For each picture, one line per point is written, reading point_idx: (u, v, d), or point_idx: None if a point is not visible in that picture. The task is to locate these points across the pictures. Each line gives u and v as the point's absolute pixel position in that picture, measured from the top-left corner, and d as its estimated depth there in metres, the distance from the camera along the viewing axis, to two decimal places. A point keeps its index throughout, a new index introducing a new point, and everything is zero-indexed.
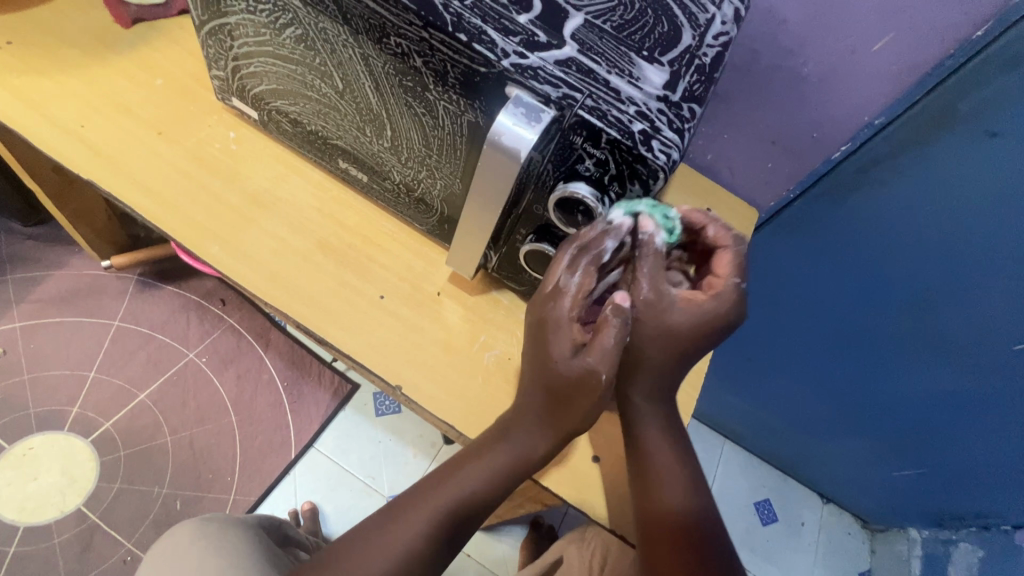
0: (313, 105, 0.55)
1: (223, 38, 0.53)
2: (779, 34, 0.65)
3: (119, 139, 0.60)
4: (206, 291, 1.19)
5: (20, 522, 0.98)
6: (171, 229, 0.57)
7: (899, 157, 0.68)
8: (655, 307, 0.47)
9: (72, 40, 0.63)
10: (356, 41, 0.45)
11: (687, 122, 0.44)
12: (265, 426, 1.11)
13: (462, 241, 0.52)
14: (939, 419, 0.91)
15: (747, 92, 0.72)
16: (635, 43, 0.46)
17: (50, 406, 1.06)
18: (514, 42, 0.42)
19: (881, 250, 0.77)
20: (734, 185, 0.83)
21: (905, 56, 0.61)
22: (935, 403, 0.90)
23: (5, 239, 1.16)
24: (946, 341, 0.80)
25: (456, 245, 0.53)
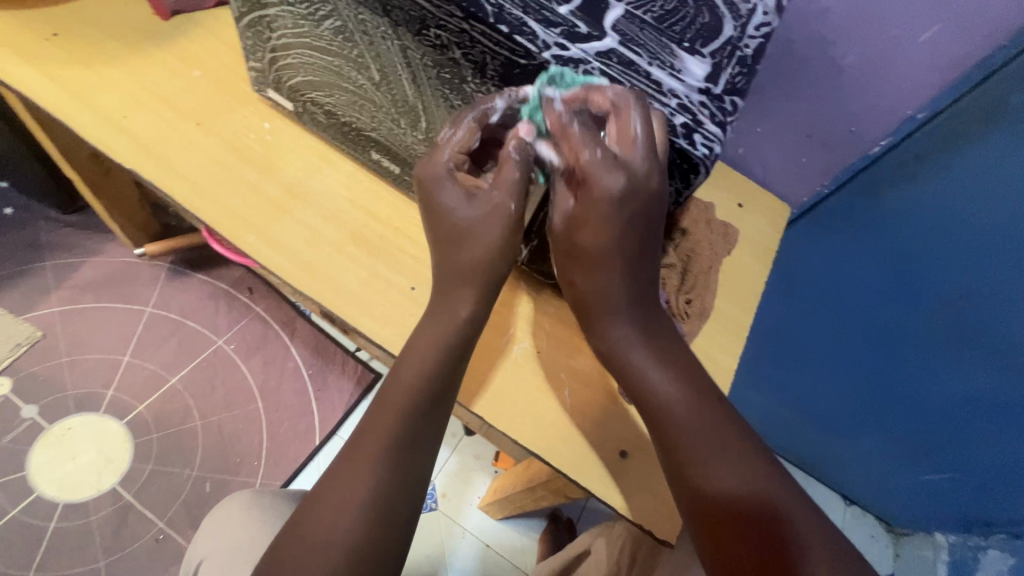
0: (348, 97, 0.55)
1: (262, 29, 0.54)
2: (819, 25, 0.63)
3: (158, 129, 0.61)
4: (235, 280, 1.22)
5: (59, 499, 1.01)
6: (210, 219, 0.58)
7: (941, 153, 0.66)
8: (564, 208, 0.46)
9: (114, 32, 0.64)
10: (395, 33, 0.45)
11: (731, 114, 0.43)
12: (291, 412, 1.13)
13: None
14: (972, 423, 0.89)
15: (783, 85, 0.70)
16: (676, 34, 0.45)
17: (86, 388, 1.09)
18: (555, 33, 0.42)
19: (917, 248, 0.75)
20: (765, 180, 0.82)
21: (952, 47, 0.59)
22: (970, 407, 0.87)
23: (44, 226, 1.20)
24: (982, 345, 0.78)
25: None
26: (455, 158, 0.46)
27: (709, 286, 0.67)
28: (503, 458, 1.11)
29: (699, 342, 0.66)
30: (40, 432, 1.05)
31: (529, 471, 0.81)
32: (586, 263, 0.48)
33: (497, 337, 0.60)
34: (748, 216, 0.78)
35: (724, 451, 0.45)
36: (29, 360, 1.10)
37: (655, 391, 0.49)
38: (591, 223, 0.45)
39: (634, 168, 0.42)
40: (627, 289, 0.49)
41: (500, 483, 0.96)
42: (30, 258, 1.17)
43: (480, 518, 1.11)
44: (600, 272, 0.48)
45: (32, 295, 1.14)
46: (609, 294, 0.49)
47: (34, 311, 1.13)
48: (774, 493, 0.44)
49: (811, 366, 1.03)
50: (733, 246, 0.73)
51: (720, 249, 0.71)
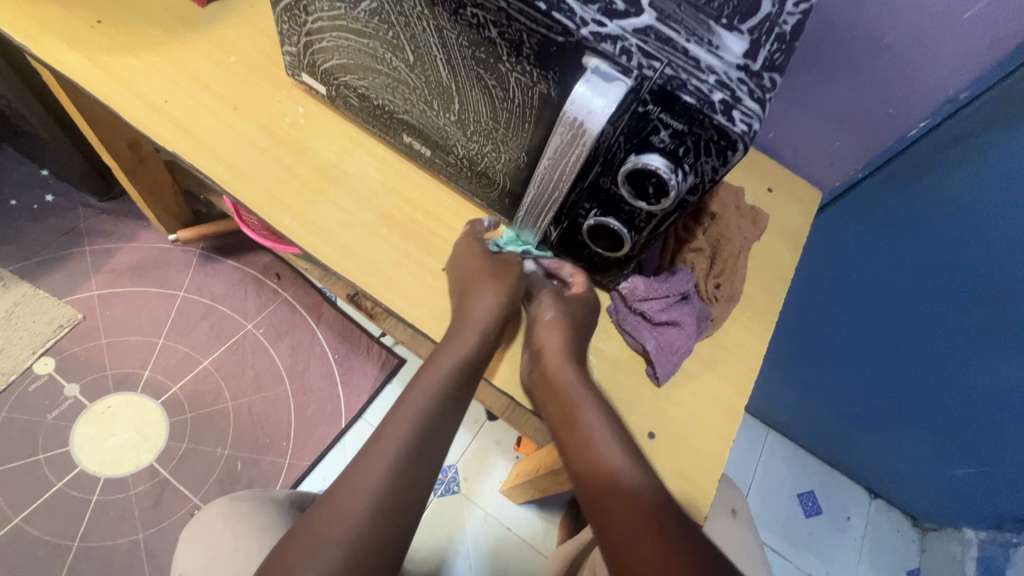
0: (382, 79, 0.56)
1: (298, 14, 0.55)
2: (857, 3, 0.62)
3: (197, 113, 0.62)
4: (263, 266, 1.25)
5: (99, 474, 1.06)
6: (247, 200, 0.60)
7: (984, 135, 0.64)
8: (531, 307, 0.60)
9: (154, 18, 0.66)
10: (431, 13, 0.46)
11: (769, 91, 0.43)
12: (318, 395, 1.16)
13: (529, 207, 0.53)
14: (1007, 416, 0.87)
15: (817, 66, 0.69)
16: (714, 10, 0.45)
17: (125, 368, 1.13)
18: (592, 10, 0.42)
19: (953, 235, 0.73)
20: (795, 165, 0.80)
21: (1000, 24, 0.57)
22: (1005, 399, 0.85)
23: (82, 213, 1.24)
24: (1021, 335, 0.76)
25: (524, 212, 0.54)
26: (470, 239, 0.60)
27: (739, 270, 0.66)
28: (525, 443, 1.12)
29: (726, 327, 0.66)
30: (82, 410, 1.10)
31: (552, 454, 0.82)
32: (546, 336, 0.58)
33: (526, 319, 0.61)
34: (777, 201, 0.77)
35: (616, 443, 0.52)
36: (70, 341, 1.14)
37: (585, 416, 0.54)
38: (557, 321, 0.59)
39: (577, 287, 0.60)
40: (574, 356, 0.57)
41: (523, 466, 0.97)
42: (70, 244, 1.21)
43: (502, 502, 1.13)
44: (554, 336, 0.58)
45: (73, 279, 1.19)
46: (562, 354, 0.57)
47: (74, 294, 1.18)
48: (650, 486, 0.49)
49: (838, 356, 1.02)
50: (762, 231, 0.72)
51: (749, 234, 0.69)
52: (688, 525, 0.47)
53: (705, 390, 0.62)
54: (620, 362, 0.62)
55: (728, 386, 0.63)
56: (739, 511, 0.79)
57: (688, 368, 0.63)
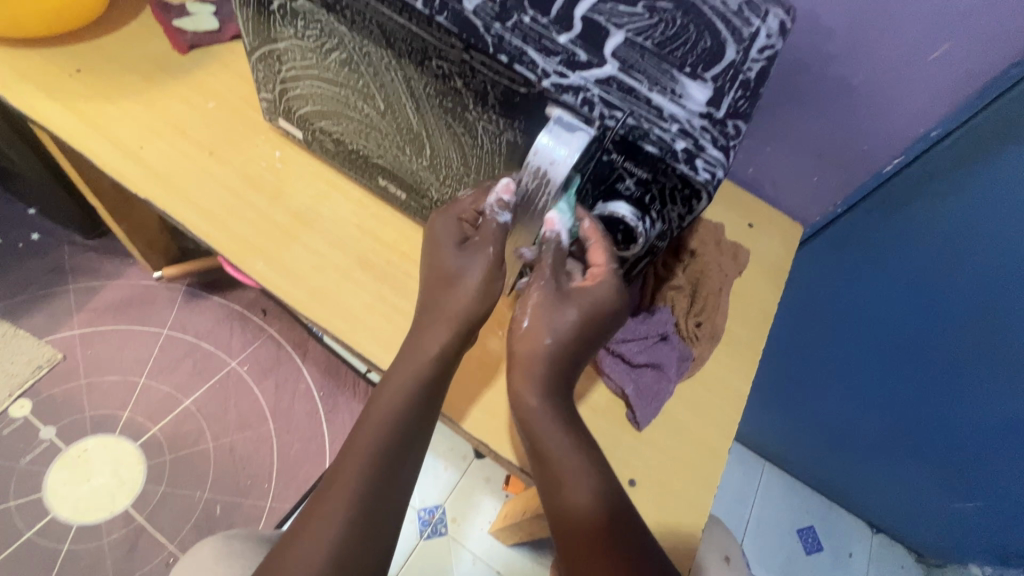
0: (355, 126, 0.56)
1: (272, 63, 0.56)
2: (826, 46, 0.63)
3: (173, 160, 0.62)
4: (249, 302, 1.24)
5: (72, 521, 1.02)
6: (220, 245, 0.59)
7: (959, 172, 0.65)
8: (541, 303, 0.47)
9: (134, 67, 0.67)
10: (398, 64, 0.46)
11: (733, 138, 0.43)
12: (302, 434, 1.13)
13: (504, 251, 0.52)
14: (1007, 448, 0.84)
15: (789, 105, 0.70)
16: (677, 59, 0.45)
17: (104, 410, 1.11)
18: (555, 62, 0.42)
19: (934, 268, 0.73)
20: (776, 200, 0.81)
21: (964, 65, 0.58)
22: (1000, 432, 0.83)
23: (67, 250, 1.23)
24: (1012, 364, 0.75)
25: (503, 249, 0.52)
26: (471, 212, 0.49)
27: (719, 309, 0.65)
28: (514, 482, 1.09)
29: (709, 365, 0.65)
30: (57, 454, 1.07)
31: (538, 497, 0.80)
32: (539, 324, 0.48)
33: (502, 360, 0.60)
34: (759, 236, 0.77)
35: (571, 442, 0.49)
36: (49, 382, 1.12)
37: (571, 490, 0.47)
38: (551, 325, 0.47)
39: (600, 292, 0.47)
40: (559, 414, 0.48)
41: (509, 508, 0.94)
42: (53, 282, 1.20)
43: (490, 543, 1.09)
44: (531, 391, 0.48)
45: (55, 318, 1.17)
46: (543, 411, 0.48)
47: (55, 333, 1.16)
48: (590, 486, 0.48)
49: (830, 390, 1.00)
50: (743, 267, 0.71)
51: (729, 270, 0.69)
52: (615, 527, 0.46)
53: (688, 432, 0.60)
54: (600, 405, 0.60)
55: (712, 428, 0.61)
56: (733, 557, 0.75)
57: (670, 410, 0.61)
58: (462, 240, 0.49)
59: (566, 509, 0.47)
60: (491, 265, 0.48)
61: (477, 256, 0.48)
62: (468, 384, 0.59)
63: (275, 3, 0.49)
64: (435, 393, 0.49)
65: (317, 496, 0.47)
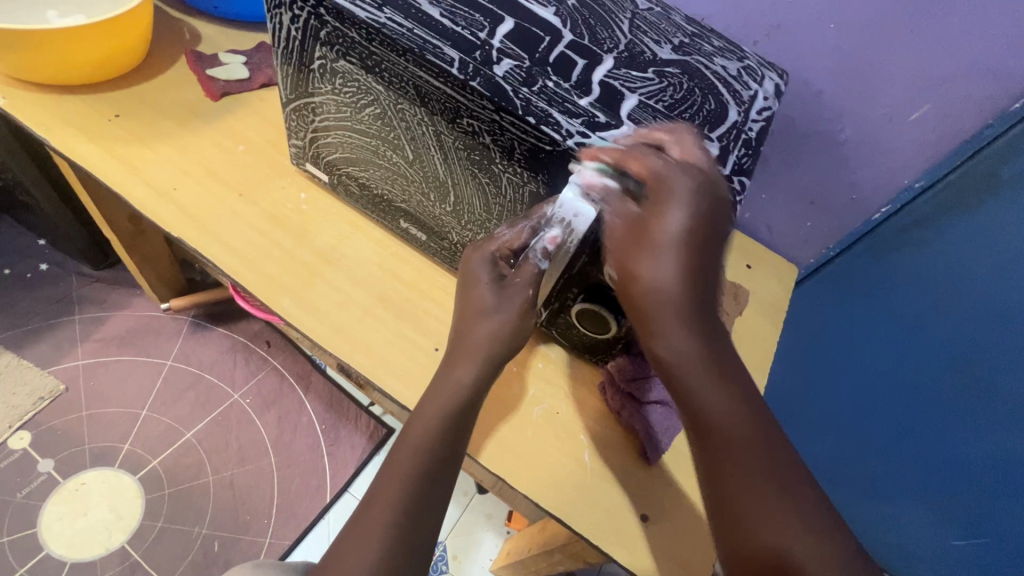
0: (382, 172, 0.60)
1: (306, 114, 0.60)
2: (815, 104, 0.69)
3: (204, 201, 0.65)
4: (253, 333, 1.25)
5: (66, 557, 1.00)
6: (248, 283, 0.61)
7: (941, 219, 0.69)
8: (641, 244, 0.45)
9: (169, 112, 0.71)
10: (431, 120, 0.50)
11: (739, 194, 0.47)
12: (303, 467, 1.13)
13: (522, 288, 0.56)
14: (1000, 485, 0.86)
15: (784, 156, 0.75)
16: (686, 120, 0.50)
17: (103, 442, 1.10)
18: (577, 123, 0.46)
19: (923, 312, 0.77)
20: (772, 243, 0.85)
21: (942, 125, 0.64)
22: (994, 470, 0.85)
23: (75, 281, 1.25)
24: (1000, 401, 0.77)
25: None
26: (503, 248, 0.51)
27: None
28: (516, 518, 1.09)
29: None
30: (54, 487, 1.05)
31: (546, 532, 0.80)
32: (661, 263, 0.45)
33: (516, 397, 0.63)
34: (758, 277, 0.80)
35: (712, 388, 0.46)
36: (50, 414, 1.11)
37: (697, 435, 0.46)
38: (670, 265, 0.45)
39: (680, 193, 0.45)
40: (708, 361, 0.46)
41: (513, 545, 0.94)
42: (59, 312, 1.21)
43: None
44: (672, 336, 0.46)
45: (59, 348, 1.17)
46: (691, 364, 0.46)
47: (58, 364, 1.16)
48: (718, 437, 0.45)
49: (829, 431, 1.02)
50: (743, 306, 0.76)
51: (730, 309, 0.73)
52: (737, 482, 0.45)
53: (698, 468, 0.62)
54: (612, 440, 0.62)
55: None
56: None
57: (680, 446, 0.63)
58: (499, 280, 0.51)
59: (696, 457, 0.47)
60: (526, 305, 0.50)
61: (514, 298, 0.50)
62: (485, 420, 0.61)
63: (316, 62, 0.53)
64: (456, 429, 0.51)
65: (342, 532, 0.48)
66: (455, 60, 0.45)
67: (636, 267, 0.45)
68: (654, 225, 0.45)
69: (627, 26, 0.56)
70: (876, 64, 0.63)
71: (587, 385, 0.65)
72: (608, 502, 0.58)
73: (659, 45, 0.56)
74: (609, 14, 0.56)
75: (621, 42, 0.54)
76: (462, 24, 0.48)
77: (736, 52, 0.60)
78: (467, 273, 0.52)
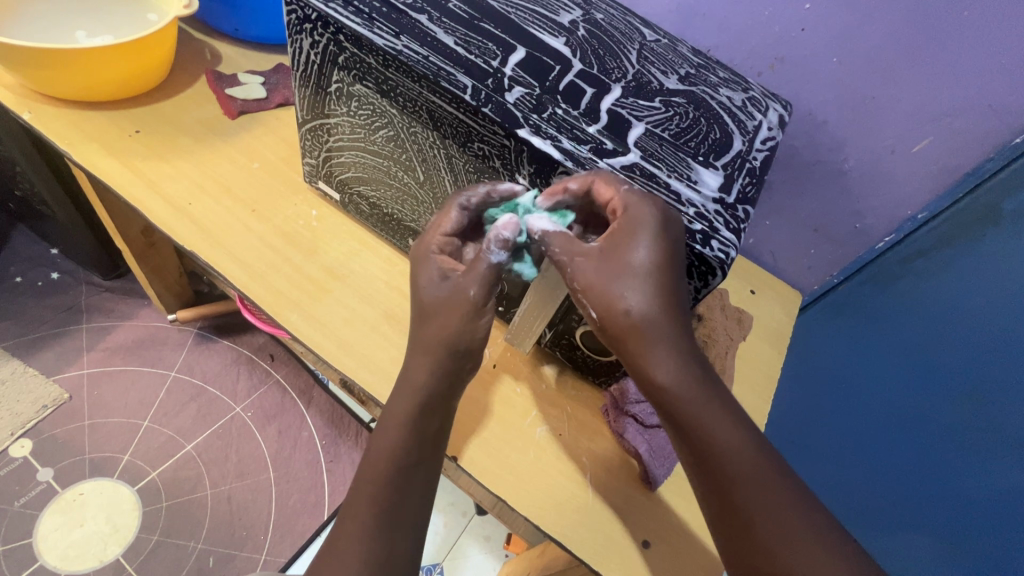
0: (393, 192, 0.61)
1: (320, 134, 0.61)
2: (819, 135, 0.70)
3: (218, 215, 0.67)
4: (258, 346, 1.26)
5: (60, 569, 0.99)
6: (257, 297, 0.62)
7: (945, 249, 0.70)
8: (579, 263, 0.43)
9: (187, 128, 0.73)
10: (442, 143, 0.52)
11: (743, 222, 0.48)
12: (302, 484, 1.12)
13: (528, 308, 0.58)
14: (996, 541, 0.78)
15: (788, 184, 0.76)
16: (692, 149, 0.51)
17: (104, 452, 1.10)
18: (585, 149, 0.47)
19: (923, 345, 0.75)
20: (775, 268, 0.86)
21: (943, 158, 0.65)
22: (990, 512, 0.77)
23: (85, 290, 1.26)
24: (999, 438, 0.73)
25: (529, 305, 0.58)
26: (441, 241, 0.47)
27: (724, 372, 0.68)
28: (515, 540, 1.08)
29: None
30: (52, 497, 1.05)
31: (545, 556, 0.79)
32: (630, 280, 0.42)
33: (519, 417, 0.63)
34: (761, 302, 0.81)
35: (712, 408, 0.43)
36: (52, 422, 1.11)
37: (719, 450, 0.43)
38: (633, 282, 0.42)
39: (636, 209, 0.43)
40: (693, 372, 0.43)
41: (509, 568, 0.92)
42: (67, 321, 1.22)
43: None
44: (659, 364, 0.42)
45: (65, 356, 1.18)
46: (687, 391, 0.43)
47: (64, 372, 1.17)
48: (731, 447, 0.43)
49: (826, 486, 0.95)
50: (747, 331, 0.76)
51: (735, 333, 0.73)
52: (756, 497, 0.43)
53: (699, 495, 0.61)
54: (614, 463, 0.62)
55: None
56: None
57: (682, 471, 0.62)
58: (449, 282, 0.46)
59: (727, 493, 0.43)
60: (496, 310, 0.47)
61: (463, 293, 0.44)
62: (487, 439, 0.61)
63: (333, 86, 0.55)
64: None
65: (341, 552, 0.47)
66: (468, 86, 0.47)
67: (616, 303, 0.42)
68: (622, 254, 0.42)
69: (635, 56, 0.58)
70: (879, 98, 0.64)
71: (588, 406, 0.65)
72: (610, 527, 0.58)
73: (665, 76, 0.58)
74: (617, 44, 0.58)
75: (628, 71, 0.55)
76: (476, 53, 0.50)
77: (741, 83, 0.62)
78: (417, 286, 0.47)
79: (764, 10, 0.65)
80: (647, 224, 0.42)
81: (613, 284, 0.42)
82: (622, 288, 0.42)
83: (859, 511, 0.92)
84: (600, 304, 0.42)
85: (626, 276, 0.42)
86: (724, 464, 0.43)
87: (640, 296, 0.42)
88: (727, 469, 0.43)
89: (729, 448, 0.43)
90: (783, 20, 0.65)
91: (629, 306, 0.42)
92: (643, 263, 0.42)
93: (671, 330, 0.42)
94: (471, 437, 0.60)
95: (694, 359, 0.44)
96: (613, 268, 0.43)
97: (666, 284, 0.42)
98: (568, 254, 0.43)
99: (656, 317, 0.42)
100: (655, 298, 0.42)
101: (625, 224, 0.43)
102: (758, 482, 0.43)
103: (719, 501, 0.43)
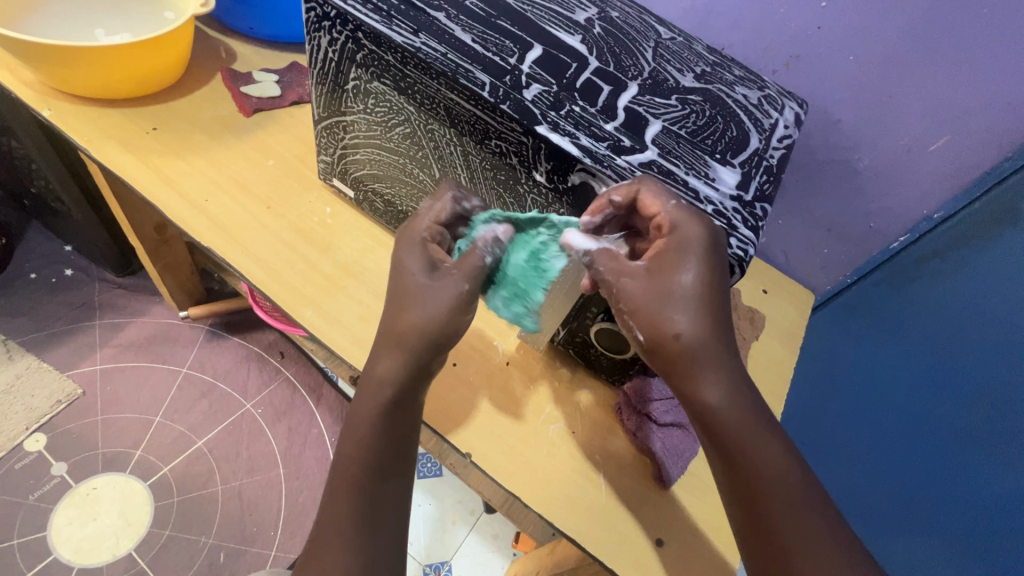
0: (408, 189, 0.61)
1: (337, 132, 0.62)
2: (835, 134, 0.70)
3: (234, 212, 0.67)
4: (268, 344, 1.27)
5: (73, 562, 1.00)
6: (272, 292, 0.63)
7: (960, 250, 0.69)
8: (625, 285, 0.43)
9: (203, 125, 0.73)
10: (459, 140, 0.52)
11: (761, 219, 0.48)
12: (311, 480, 1.12)
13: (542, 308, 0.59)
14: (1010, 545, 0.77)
15: (801, 182, 0.75)
16: (709, 146, 0.51)
17: (116, 447, 1.11)
18: (603, 146, 0.47)
19: (930, 349, 0.76)
20: (788, 268, 0.85)
21: (961, 157, 0.65)
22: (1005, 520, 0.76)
23: (98, 287, 1.27)
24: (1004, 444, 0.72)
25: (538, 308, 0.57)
26: (432, 229, 0.48)
27: None
28: (523, 539, 1.08)
29: None
30: (65, 491, 1.06)
31: (554, 555, 0.79)
32: (678, 302, 0.43)
33: (532, 415, 0.63)
34: (773, 301, 0.80)
35: (756, 431, 0.44)
36: (66, 417, 1.13)
37: (761, 474, 0.44)
38: (685, 305, 0.42)
39: (689, 230, 0.43)
40: (739, 397, 0.44)
41: (518, 566, 0.92)
42: (80, 317, 1.23)
43: None
44: (704, 385, 0.43)
45: (78, 352, 1.19)
46: (733, 416, 0.43)
47: (77, 368, 1.18)
48: (772, 472, 0.44)
49: (837, 487, 0.95)
50: (760, 331, 0.75)
51: (747, 333, 0.73)
52: (790, 514, 0.43)
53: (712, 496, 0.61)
54: (628, 462, 0.61)
55: None
56: None
57: (696, 471, 0.62)
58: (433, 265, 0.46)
59: (759, 511, 0.43)
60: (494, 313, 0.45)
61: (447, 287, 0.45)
62: (500, 436, 0.61)
63: (350, 83, 0.55)
64: None
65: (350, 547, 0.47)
66: (486, 84, 0.47)
67: (668, 326, 0.42)
68: (671, 276, 0.43)
69: (650, 54, 0.58)
70: (895, 96, 0.64)
71: (601, 404, 0.65)
72: (624, 526, 0.57)
73: (681, 73, 0.57)
74: (633, 42, 0.58)
75: (645, 69, 0.56)
76: (493, 50, 0.50)
77: (757, 80, 0.61)
78: (395, 260, 0.47)
79: (780, 8, 0.65)
80: (694, 248, 0.43)
81: (662, 307, 0.43)
82: (667, 308, 0.43)
83: (871, 512, 0.92)
84: (647, 326, 0.43)
85: (678, 298, 0.42)
86: (762, 490, 0.43)
87: (689, 318, 0.42)
88: (769, 493, 0.43)
89: (772, 474, 0.44)
90: (799, 17, 0.64)
91: (677, 332, 0.42)
92: (689, 288, 0.43)
93: (720, 353, 0.43)
94: (484, 435, 0.60)
95: (744, 386, 0.44)
96: (662, 288, 0.43)
97: (711, 310, 0.43)
98: (614, 275, 0.44)
99: (706, 340, 0.43)
100: (706, 322, 0.42)
101: (676, 245, 0.43)
102: (792, 504, 0.43)
103: (754, 525, 0.44)
